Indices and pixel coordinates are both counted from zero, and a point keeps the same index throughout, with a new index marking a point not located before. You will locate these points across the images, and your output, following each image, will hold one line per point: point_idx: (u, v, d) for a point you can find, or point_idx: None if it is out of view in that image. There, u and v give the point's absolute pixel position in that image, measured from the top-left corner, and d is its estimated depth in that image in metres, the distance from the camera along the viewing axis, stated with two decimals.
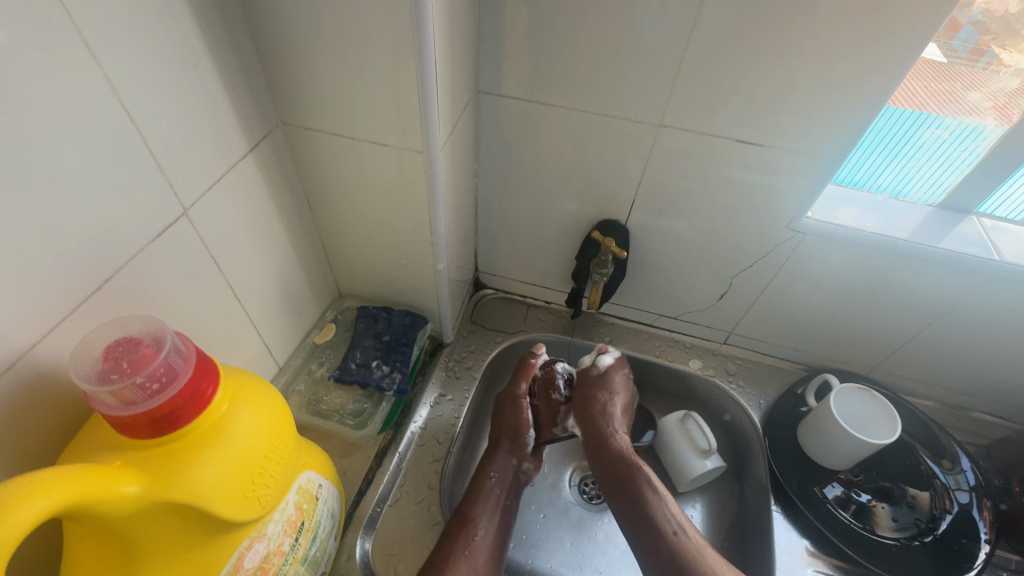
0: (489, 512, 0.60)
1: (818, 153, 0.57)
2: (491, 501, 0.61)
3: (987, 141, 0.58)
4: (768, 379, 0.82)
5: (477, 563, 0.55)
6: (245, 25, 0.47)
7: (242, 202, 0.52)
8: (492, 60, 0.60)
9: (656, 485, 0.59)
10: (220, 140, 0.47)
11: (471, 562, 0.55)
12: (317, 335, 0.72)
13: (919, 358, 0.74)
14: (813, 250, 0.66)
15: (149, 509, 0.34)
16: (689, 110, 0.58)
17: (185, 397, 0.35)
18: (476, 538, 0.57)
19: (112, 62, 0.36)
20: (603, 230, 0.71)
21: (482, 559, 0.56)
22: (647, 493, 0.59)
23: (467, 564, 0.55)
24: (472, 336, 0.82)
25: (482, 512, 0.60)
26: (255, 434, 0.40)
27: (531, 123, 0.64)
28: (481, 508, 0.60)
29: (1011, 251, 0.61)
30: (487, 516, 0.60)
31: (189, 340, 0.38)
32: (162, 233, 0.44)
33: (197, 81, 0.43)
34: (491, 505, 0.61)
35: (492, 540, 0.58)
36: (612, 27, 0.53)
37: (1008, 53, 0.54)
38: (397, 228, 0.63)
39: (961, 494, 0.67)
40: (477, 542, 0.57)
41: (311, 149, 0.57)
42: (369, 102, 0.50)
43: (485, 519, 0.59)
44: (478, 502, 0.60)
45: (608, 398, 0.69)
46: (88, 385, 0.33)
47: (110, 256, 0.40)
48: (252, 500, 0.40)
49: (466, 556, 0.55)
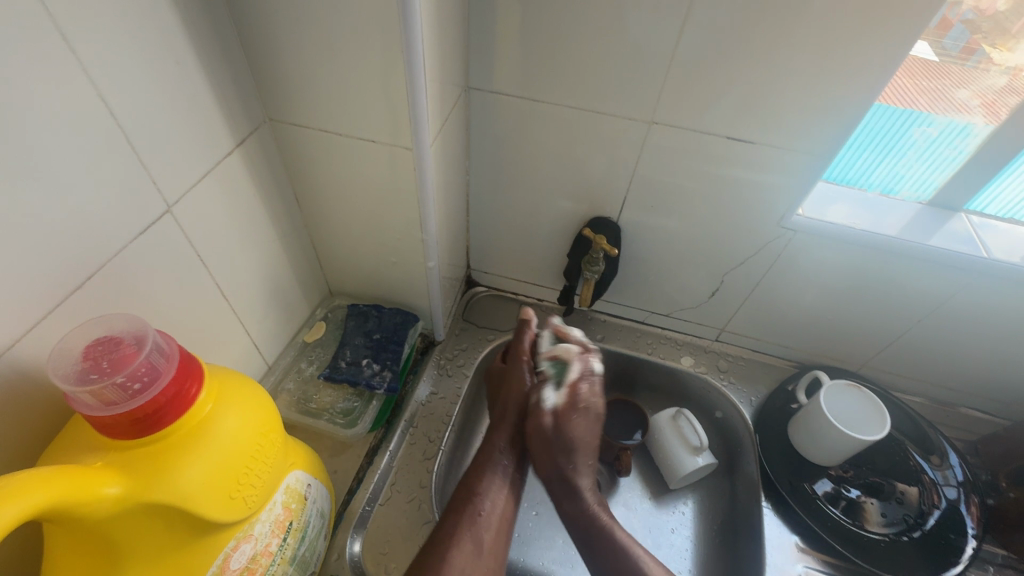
0: (499, 484, 0.58)
1: (809, 151, 0.57)
2: (500, 471, 0.59)
3: (975, 139, 0.58)
4: (759, 375, 0.82)
5: (482, 539, 0.53)
6: (231, 20, 0.47)
7: (228, 199, 0.52)
8: (482, 56, 0.59)
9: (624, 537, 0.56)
10: (205, 136, 0.47)
11: (476, 537, 0.53)
12: (306, 334, 0.72)
13: (908, 354, 0.75)
14: (802, 247, 0.66)
15: (132, 511, 0.34)
16: (679, 108, 0.57)
17: (168, 397, 0.35)
18: (484, 511, 0.55)
19: (93, 57, 0.36)
20: (594, 227, 0.71)
21: (488, 535, 0.54)
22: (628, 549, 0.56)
23: (473, 540, 0.52)
24: (464, 334, 0.82)
25: (490, 486, 0.58)
26: (240, 434, 0.39)
27: (522, 120, 0.64)
28: (491, 483, 0.58)
29: (999, 248, 0.61)
30: (498, 490, 0.58)
31: (172, 339, 0.38)
32: (145, 231, 0.43)
33: (181, 76, 0.43)
34: (499, 478, 0.59)
35: (500, 515, 0.56)
36: (602, 24, 0.53)
37: (999, 52, 0.54)
38: (387, 226, 0.63)
39: (949, 489, 0.68)
40: (486, 515, 0.55)
41: (299, 146, 0.56)
42: (357, 98, 0.50)
43: (495, 493, 0.57)
44: (489, 475, 0.59)
45: (581, 425, 0.61)
46: (68, 386, 0.33)
47: (91, 254, 0.39)
48: (238, 500, 0.40)
49: (472, 531, 0.53)
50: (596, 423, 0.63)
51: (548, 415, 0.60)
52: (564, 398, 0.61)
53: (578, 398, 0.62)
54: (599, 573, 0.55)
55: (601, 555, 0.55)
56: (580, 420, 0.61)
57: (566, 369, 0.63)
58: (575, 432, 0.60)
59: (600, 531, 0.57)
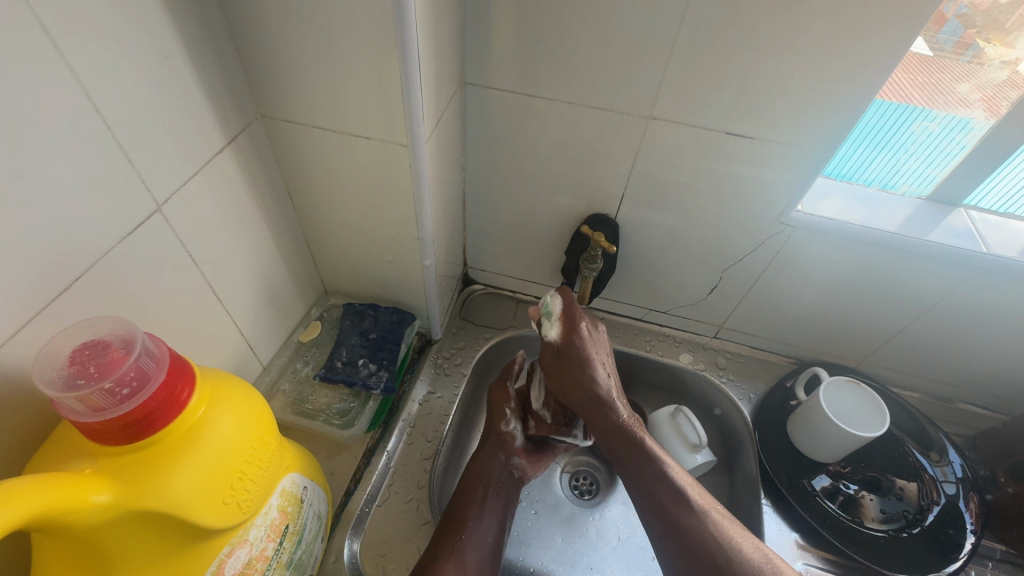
0: (480, 512, 0.60)
1: (808, 147, 0.57)
2: (481, 496, 0.62)
3: (974, 133, 0.58)
4: (758, 372, 0.82)
5: (465, 562, 0.56)
6: (220, 14, 0.45)
7: (220, 198, 0.51)
8: (478, 51, 0.58)
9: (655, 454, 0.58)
10: (194, 134, 0.46)
11: (459, 563, 0.56)
12: (302, 334, 0.71)
13: (908, 350, 0.74)
14: (802, 243, 0.66)
15: (123, 518, 0.33)
16: (678, 103, 0.57)
17: (159, 400, 0.34)
18: (466, 535, 0.58)
19: (77, 54, 0.35)
20: (592, 224, 0.70)
21: (472, 555, 0.57)
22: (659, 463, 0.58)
23: (456, 564, 0.55)
24: (462, 333, 0.81)
25: (472, 513, 0.60)
26: (234, 438, 0.39)
27: (519, 116, 0.63)
28: (472, 511, 0.60)
29: (998, 243, 0.61)
30: (483, 516, 0.60)
31: (162, 341, 0.37)
32: (134, 231, 0.42)
33: (169, 71, 0.42)
34: (478, 502, 0.61)
35: (485, 537, 0.59)
36: (599, 19, 0.52)
37: (992, 46, 0.54)
38: (382, 225, 0.62)
39: (948, 485, 0.68)
40: (468, 539, 0.58)
41: (292, 143, 0.55)
42: (351, 95, 0.49)
43: (478, 518, 0.60)
44: (469, 502, 0.61)
45: (588, 344, 0.63)
46: (53, 391, 0.32)
47: (77, 255, 0.38)
48: (232, 506, 0.39)
49: (454, 556, 0.56)
50: (605, 346, 0.66)
51: (552, 344, 0.63)
52: (561, 328, 0.63)
53: (576, 321, 0.63)
54: (636, 483, 0.58)
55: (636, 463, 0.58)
56: (586, 341, 0.63)
57: (553, 302, 0.64)
58: (591, 353, 0.62)
59: (630, 442, 0.59)
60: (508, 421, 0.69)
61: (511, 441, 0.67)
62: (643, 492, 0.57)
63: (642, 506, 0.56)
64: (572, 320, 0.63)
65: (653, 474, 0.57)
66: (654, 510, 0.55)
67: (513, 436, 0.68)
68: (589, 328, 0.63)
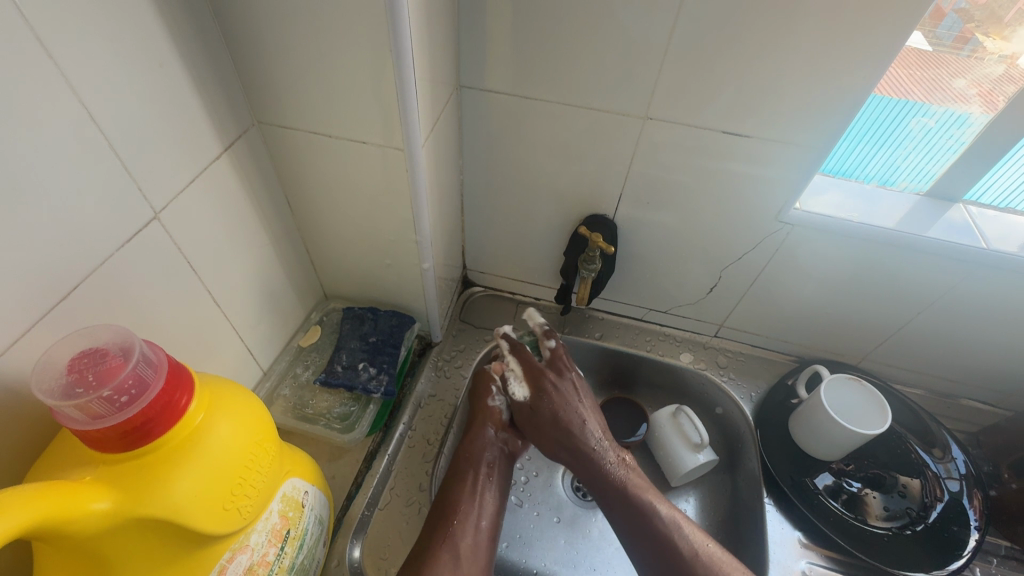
0: (472, 496, 0.61)
1: (804, 145, 0.57)
2: (472, 477, 0.62)
3: (973, 128, 0.57)
4: (759, 370, 0.81)
5: (459, 548, 0.57)
6: (215, 21, 0.46)
7: (218, 204, 0.51)
8: (473, 53, 0.58)
9: (645, 500, 0.60)
10: (190, 142, 0.46)
11: (452, 549, 0.56)
12: (302, 338, 0.71)
13: (909, 346, 0.74)
14: (802, 241, 0.65)
15: (123, 525, 0.33)
16: (673, 104, 0.57)
17: (157, 408, 0.34)
18: (460, 521, 0.59)
19: (72, 65, 0.35)
20: (590, 226, 0.70)
21: (466, 540, 0.58)
22: (647, 505, 0.60)
23: (450, 551, 0.56)
24: (462, 335, 0.82)
25: (465, 497, 0.61)
26: (232, 445, 0.39)
27: (515, 119, 0.63)
28: (465, 494, 0.61)
29: (997, 237, 0.60)
30: (476, 498, 0.61)
31: (160, 348, 0.37)
32: (134, 239, 0.43)
33: (166, 79, 0.42)
34: (471, 487, 0.62)
35: (481, 519, 0.60)
36: (594, 20, 0.53)
37: (992, 41, 0.53)
38: (380, 229, 0.62)
39: (951, 482, 0.68)
40: (461, 526, 0.58)
41: (288, 149, 0.56)
42: (346, 101, 0.49)
43: (470, 502, 0.60)
44: (461, 487, 0.61)
45: (556, 398, 0.66)
46: (52, 400, 0.32)
47: (77, 263, 0.39)
48: (233, 511, 0.39)
49: (448, 542, 0.57)
50: (582, 389, 0.69)
51: (523, 405, 0.67)
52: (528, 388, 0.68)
53: (540, 379, 0.68)
54: (626, 529, 0.59)
55: (624, 516, 0.60)
56: (552, 394, 0.67)
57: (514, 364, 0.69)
58: (559, 409, 0.66)
59: (614, 491, 0.61)
60: (493, 397, 0.69)
61: (497, 415, 0.68)
62: (635, 540, 0.58)
63: (631, 544, 0.59)
64: (543, 374, 0.68)
65: (638, 518, 0.59)
66: (643, 553, 0.58)
67: (497, 410, 0.69)
68: (553, 379, 0.68)
